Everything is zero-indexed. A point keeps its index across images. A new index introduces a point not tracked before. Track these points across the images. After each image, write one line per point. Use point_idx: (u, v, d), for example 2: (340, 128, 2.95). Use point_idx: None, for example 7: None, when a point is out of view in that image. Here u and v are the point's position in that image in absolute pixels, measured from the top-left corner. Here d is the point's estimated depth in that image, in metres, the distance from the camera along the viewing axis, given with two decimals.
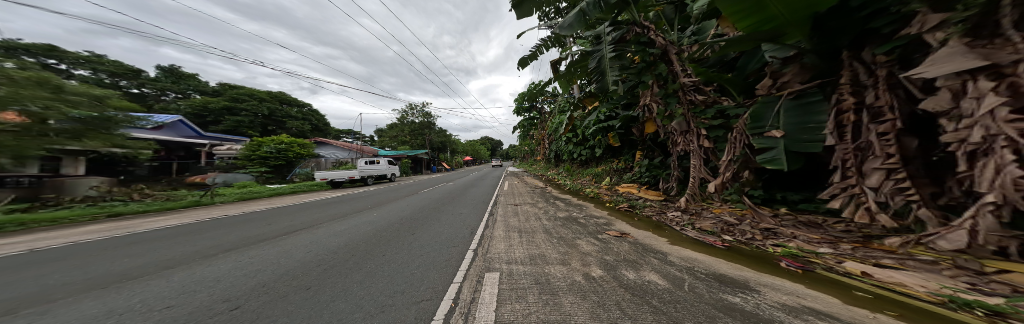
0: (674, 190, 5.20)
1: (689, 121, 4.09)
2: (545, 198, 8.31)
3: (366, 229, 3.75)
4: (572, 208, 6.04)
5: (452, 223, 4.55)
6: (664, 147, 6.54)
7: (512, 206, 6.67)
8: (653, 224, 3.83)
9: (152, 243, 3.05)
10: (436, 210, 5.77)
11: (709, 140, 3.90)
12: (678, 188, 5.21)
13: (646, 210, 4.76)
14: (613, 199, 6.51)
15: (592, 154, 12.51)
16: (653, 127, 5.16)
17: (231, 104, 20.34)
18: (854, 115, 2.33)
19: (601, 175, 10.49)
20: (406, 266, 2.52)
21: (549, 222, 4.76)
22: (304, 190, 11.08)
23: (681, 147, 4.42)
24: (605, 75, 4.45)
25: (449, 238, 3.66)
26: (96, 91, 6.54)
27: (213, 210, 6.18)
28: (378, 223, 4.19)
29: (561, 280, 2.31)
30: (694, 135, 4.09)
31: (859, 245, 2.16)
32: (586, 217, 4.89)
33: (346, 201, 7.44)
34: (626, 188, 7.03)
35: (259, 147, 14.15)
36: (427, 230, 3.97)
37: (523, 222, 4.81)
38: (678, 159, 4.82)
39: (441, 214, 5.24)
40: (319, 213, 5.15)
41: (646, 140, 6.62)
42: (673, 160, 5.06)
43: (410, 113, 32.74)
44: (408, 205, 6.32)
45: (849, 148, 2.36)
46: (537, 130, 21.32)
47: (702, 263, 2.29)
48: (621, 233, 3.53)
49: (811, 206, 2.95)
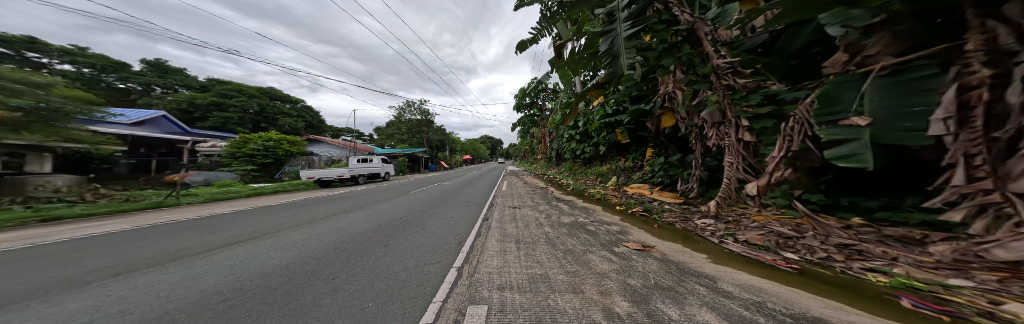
0: (695, 192, 4.51)
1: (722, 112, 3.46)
2: (547, 199, 7.64)
3: (330, 240, 3.09)
4: (578, 212, 5.36)
5: (437, 231, 3.89)
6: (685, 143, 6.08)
7: (511, 209, 5.99)
8: (680, 234, 3.12)
9: (40, 261, 2.36)
10: (423, 213, 5.15)
11: (748, 132, 3.21)
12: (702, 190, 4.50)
13: (665, 215, 4.10)
14: (623, 201, 5.84)
15: (596, 152, 11.89)
16: (672, 120, 4.54)
17: (218, 99, 19.61)
18: (990, 91, 1.65)
19: (606, 174, 9.86)
20: (358, 296, 1.84)
21: (552, 229, 4.09)
22: (288, 190, 10.37)
23: (713, 142, 3.74)
24: (620, 58, 3.72)
25: (429, 250, 3.04)
26: (36, 78, 5.81)
27: (173, 213, 5.50)
28: (349, 231, 3.56)
29: (573, 319, 1.62)
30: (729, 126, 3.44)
31: (1007, 276, 1.41)
32: (595, 223, 4.22)
33: (325, 203, 6.75)
34: (637, 189, 6.42)
35: (245, 144, 13.55)
36: (405, 240, 3.30)
37: (521, 229, 4.14)
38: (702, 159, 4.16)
39: (428, 219, 4.59)
40: (284, 217, 4.46)
41: (659, 136, 6.10)
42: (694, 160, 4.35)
43: (407, 110, 31.88)
44: (393, 208, 5.72)
45: (978, 139, 1.73)
46: (537, 127, 20.65)
47: (776, 297, 1.57)
48: (642, 246, 2.86)
49: (896, 216, 2.25)
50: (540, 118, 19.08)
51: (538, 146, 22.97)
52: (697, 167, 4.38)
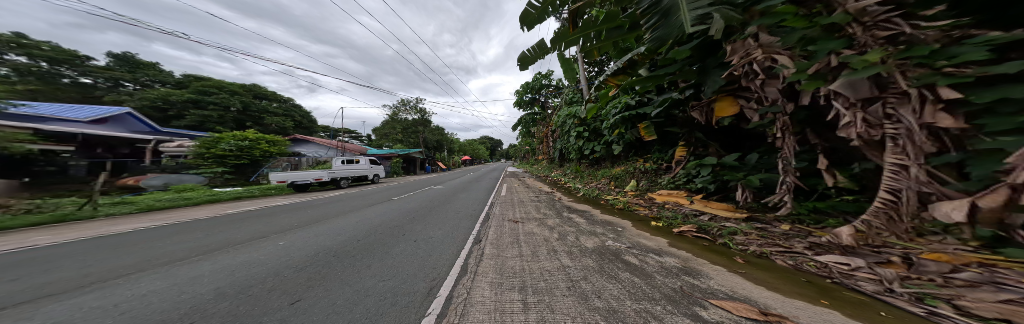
0: (785, 210, 3.10)
1: (873, 83, 1.99)
2: (556, 210, 6.38)
3: (198, 296, 1.75)
4: (601, 231, 4.07)
5: (402, 267, 2.58)
6: (739, 136, 5.05)
7: (512, 225, 4.79)
8: (808, 283, 1.79)
9: None
10: (396, 231, 3.87)
11: (947, 115, 1.70)
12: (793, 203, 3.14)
13: (740, 239, 2.82)
14: (658, 215, 4.59)
15: (608, 152, 10.84)
16: (738, 109, 3.33)
17: (196, 96, 18.37)
18: None
19: (622, 177, 8.68)
20: None
21: (573, 262, 2.89)
22: (254, 195, 9.03)
23: (847, 132, 2.26)
24: (675, 12, 2.45)
25: (371, 314, 1.70)
26: None
27: (70, 231, 4.19)
28: (256, 269, 2.22)
29: None
30: (895, 107, 1.92)
31: None
32: (635, 252, 3.02)
33: (282, 214, 5.44)
34: (672, 197, 5.23)
35: (215, 144, 12.16)
36: (339, 290, 1.99)
37: (528, 262, 2.93)
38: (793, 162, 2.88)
39: (396, 244, 3.27)
40: (188, 242, 3.10)
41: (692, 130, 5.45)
42: (780, 165, 3.00)
43: (402, 109, 30.64)
44: (359, 222, 4.39)
45: None
46: (539, 126, 19.52)
47: None
48: (764, 313, 1.52)
49: None
50: (541, 117, 17.92)
51: (540, 145, 21.79)
52: (787, 173, 2.99)
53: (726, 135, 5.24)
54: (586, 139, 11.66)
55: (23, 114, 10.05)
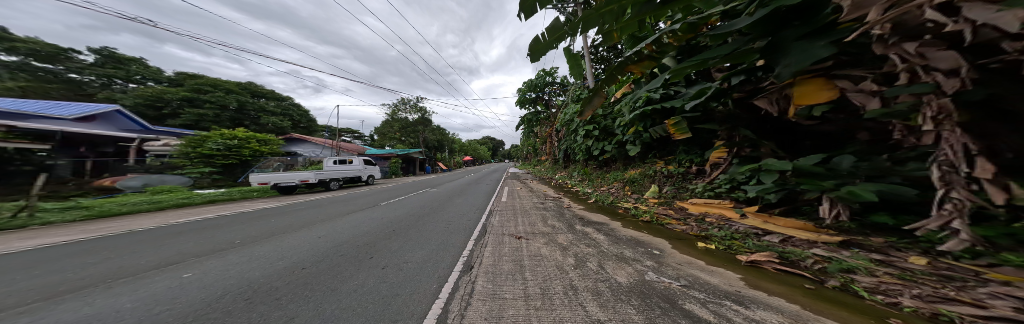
0: (950, 243, 2.05)
1: None
2: (566, 221, 5.43)
3: None
4: (633, 256, 3.11)
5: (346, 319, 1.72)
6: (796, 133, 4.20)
7: (516, 245, 3.89)
8: None
9: None
10: (361, 254, 3.02)
11: None
12: (944, 228, 2.12)
13: (869, 283, 1.84)
14: (704, 233, 3.60)
15: (620, 153, 9.93)
16: (834, 96, 2.44)
17: (191, 94, 17.97)
18: None
19: (639, 182, 7.66)
20: None
21: (604, 312, 1.95)
22: (232, 199, 8.28)
23: None
24: None
25: None
26: None
27: None
28: None
29: None
30: None
31: None
32: (693, 294, 2.06)
33: (243, 223, 4.62)
34: (718, 209, 4.25)
35: (202, 143, 11.52)
36: None
37: (539, 310, 2.00)
38: (964, 170, 1.92)
39: (355, 276, 2.43)
40: (66, 271, 2.24)
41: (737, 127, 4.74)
42: (935, 174, 2.07)
43: (401, 108, 29.95)
44: (324, 237, 3.58)
45: None
46: (542, 125, 18.61)
47: None
48: None
49: None
50: (545, 116, 17.06)
51: (543, 146, 20.90)
52: (950, 186, 2.02)
53: (780, 132, 4.42)
54: (594, 139, 10.72)
55: (10, 111, 9.60)
